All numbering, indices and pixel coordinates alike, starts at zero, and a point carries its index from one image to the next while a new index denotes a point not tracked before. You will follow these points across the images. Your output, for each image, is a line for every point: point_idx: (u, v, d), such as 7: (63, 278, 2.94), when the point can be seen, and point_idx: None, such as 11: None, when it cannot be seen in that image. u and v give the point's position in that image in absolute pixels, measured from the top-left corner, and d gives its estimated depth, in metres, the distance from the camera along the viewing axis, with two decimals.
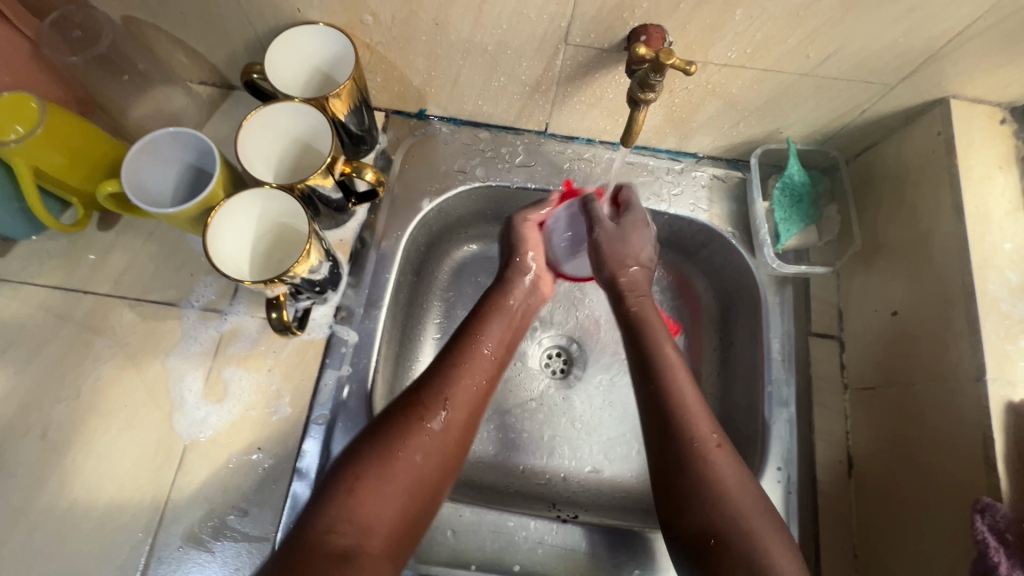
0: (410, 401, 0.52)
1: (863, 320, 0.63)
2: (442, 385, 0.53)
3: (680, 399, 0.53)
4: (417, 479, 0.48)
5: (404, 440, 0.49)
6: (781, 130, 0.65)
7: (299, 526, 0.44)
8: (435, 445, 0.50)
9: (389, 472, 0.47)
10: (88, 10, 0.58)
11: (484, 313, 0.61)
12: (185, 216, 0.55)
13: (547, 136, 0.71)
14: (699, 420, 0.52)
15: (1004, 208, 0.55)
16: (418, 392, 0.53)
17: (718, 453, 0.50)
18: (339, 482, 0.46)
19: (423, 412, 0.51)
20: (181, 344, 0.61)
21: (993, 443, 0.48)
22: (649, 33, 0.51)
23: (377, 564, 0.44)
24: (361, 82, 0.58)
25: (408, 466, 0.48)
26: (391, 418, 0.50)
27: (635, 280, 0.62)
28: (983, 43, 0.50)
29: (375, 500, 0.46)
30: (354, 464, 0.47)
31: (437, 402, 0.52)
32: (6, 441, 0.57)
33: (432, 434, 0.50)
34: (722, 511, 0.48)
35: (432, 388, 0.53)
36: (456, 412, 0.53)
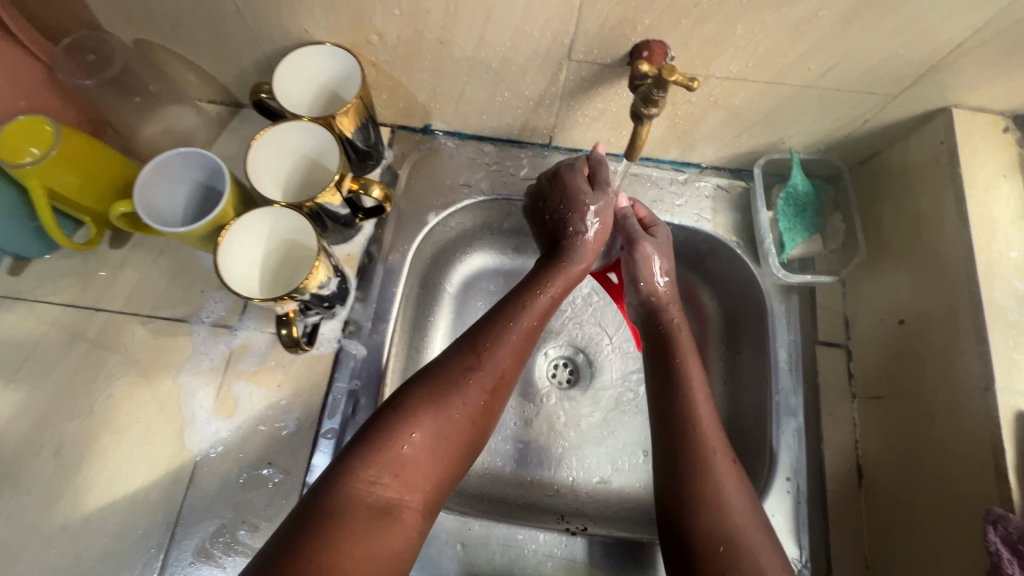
0: (468, 362, 0.52)
1: (871, 328, 0.63)
2: (497, 346, 0.54)
3: (693, 410, 0.54)
4: (461, 439, 0.50)
5: (457, 401, 0.50)
6: (784, 140, 0.65)
7: (348, 472, 0.45)
8: (480, 410, 0.51)
9: (436, 431, 0.49)
10: (101, 33, 0.59)
11: (545, 273, 0.60)
12: (196, 235, 0.56)
13: (551, 148, 0.72)
14: (709, 432, 0.53)
15: (1008, 216, 0.55)
16: (475, 354, 0.53)
17: (726, 464, 0.51)
18: (386, 433, 0.47)
19: (475, 374, 0.52)
20: (192, 360, 0.62)
21: (1003, 452, 0.48)
22: (651, 49, 0.51)
23: (413, 520, 0.46)
24: (367, 99, 0.59)
25: (453, 428, 0.49)
26: (447, 375, 0.51)
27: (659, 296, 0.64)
28: (983, 53, 0.51)
29: (422, 460, 0.47)
30: (410, 417, 0.48)
31: (491, 367, 0.53)
32: (20, 458, 0.58)
33: (479, 396, 0.51)
34: (727, 521, 0.48)
35: (487, 349, 0.53)
36: (505, 375, 0.54)
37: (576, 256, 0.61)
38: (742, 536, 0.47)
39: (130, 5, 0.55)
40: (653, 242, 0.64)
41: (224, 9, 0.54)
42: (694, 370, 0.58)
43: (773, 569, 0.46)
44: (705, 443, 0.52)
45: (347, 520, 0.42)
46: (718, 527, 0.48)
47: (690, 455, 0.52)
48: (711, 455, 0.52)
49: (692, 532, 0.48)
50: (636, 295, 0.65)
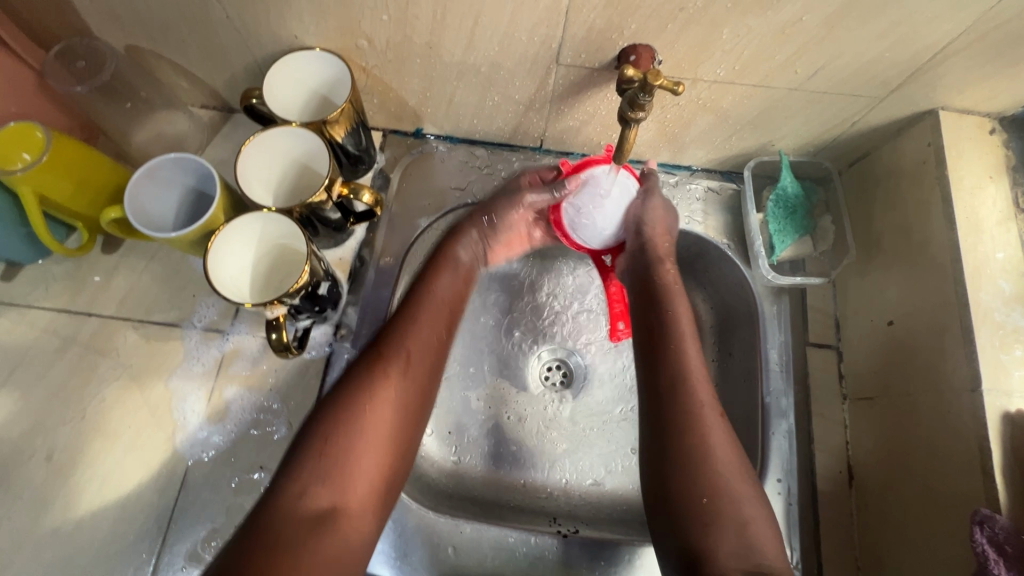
0: (371, 356, 0.53)
1: (861, 330, 0.63)
2: (401, 338, 0.55)
3: (682, 372, 0.54)
4: (387, 431, 0.50)
5: (370, 395, 0.50)
6: (773, 142, 0.66)
7: (274, 496, 0.45)
8: (399, 398, 0.52)
9: (355, 429, 0.49)
10: (92, 40, 0.60)
11: (435, 262, 0.63)
12: (186, 240, 0.56)
13: (543, 151, 0.72)
14: (701, 390, 0.53)
15: (994, 217, 0.55)
16: (376, 347, 0.54)
17: (716, 423, 0.51)
18: (309, 448, 0.47)
19: (385, 365, 0.52)
20: (183, 364, 0.62)
21: (990, 452, 0.48)
22: (638, 53, 0.52)
23: (358, 516, 0.47)
24: (358, 104, 0.59)
25: (378, 423, 0.50)
26: (353, 374, 0.52)
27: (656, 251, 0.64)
28: (967, 56, 0.51)
29: (350, 461, 0.48)
30: (322, 425, 0.48)
31: (397, 355, 0.53)
32: (12, 464, 0.58)
33: (393, 386, 0.52)
34: (713, 476, 0.49)
35: (392, 342, 0.54)
36: (418, 363, 0.54)
37: (463, 244, 0.65)
38: (726, 490, 0.48)
39: (121, 12, 0.56)
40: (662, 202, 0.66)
41: (214, 15, 0.55)
42: (686, 327, 0.58)
43: (753, 522, 0.47)
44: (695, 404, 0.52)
45: (285, 535, 0.43)
46: (704, 483, 0.48)
47: (678, 417, 0.51)
48: (699, 411, 0.51)
49: (673, 489, 0.49)
50: (633, 244, 0.64)
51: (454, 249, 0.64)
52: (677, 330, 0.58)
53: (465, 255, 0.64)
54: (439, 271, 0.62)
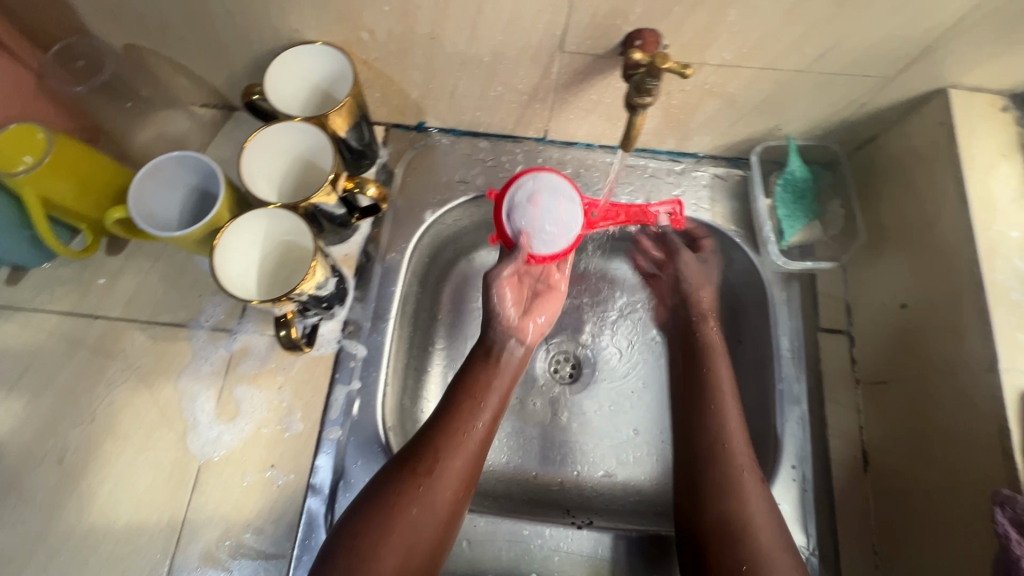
0: (404, 455, 0.53)
1: (873, 313, 0.63)
2: (435, 436, 0.53)
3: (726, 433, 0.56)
4: (418, 533, 0.49)
5: (400, 494, 0.50)
6: (780, 126, 0.65)
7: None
8: (428, 498, 0.50)
9: (384, 531, 0.48)
10: (91, 40, 0.59)
11: (475, 360, 0.60)
12: (191, 238, 0.56)
13: (546, 142, 0.72)
14: (741, 453, 0.55)
15: (1010, 195, 0.54)
16: (411, 446, 0.54)
17: (756, 489, 0.53)
18: (341, 540, 0.48)
19: (419, 464, 0.52)
20: (192, 364, 0.62)
21: (1009, 433, 0.47)
22: (643, 38, 0.50)
23: None
24: (360, 97, 0.59)
25: (407, 522, 0.49)
26: (389, 473, 0.52)
27: (702, 308, 0.69)
28: (979, 32, 0.50)
29: (376, 558, 0.47)
30: (353, 524, 0.49)
31: (429, 456, 0.52)
32: (23, 467, 0.58)
33: (427, 486, 0.51)
34: (745, 535, 0.50)
35: (427, 440, 0.53)
36: (455, 464, 0.52)
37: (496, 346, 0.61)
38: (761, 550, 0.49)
39: (118, 10, 0.55)
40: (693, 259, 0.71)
41: (213, 10, 0.54)
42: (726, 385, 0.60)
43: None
44: (729, 462, 0.54)
45: None
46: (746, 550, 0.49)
47: (718, 475, 0.54)
48: (738, 474, 0.53)
49: (711, 538, 0.51)
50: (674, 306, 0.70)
51: (489, 355, 0.60)
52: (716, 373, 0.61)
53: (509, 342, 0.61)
54: (472, 365, 0.59)
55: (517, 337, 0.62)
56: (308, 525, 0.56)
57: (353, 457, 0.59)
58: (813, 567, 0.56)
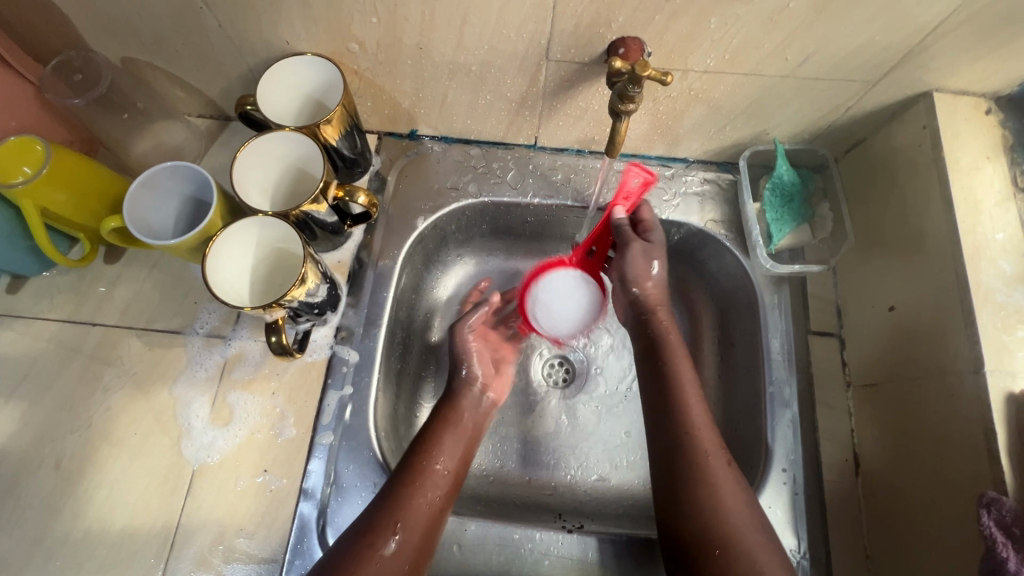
0: (363, 531, 0.51)
1: (862, 316, 0.63)
2: (393, 513, 0.52)
3: (687, 417, 0.55)
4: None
5: (353, 571, 0.48)
6: (767, 131, 0.65)
7: None
8: (384, 571, 0.49)
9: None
10: (88, 53, 0.61)
11: (436, 424, 0.61)
12: (185, 247, 0.57)
13: (537, 148, 0.72)
14: (705, 433, 0.54)
15: (993, 198, 0.55)
16: (368, 521, 0.52)
17: (724, 467, 0.52)
18: None
19: (377, 539, 0.50)
20: (187, 370, 0.63)
21: (995, 436, 0.47)
22: (626, 46, 0.52)
23: None
24: (351, 107, 0.60)
25: None
26: (339, 550, 0.50)
27: (654, 296, 0.65)
28: (959, 37, 0.51)
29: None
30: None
31: (389, 532, 0.51)
32: (20, 473, 0.59)
33: (383, 565, 0.49)
34: (720, 524, 0.49)
35: (384, 513, 0.52)
36: (412, 541, 0.51)
37: (466, 402, 0.65)
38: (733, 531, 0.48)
39: (115, 24, 0.57)
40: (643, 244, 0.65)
41: (206, 23, 0.55)
42: (683, 366, 0.59)
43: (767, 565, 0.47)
44: (689, 444, 0.53)
45: None
46: (718, 531, 0.48)
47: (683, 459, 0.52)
48: (701, 455, 0.52)
49: (681, 523, 0.50)
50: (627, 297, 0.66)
51: (456, 411, 0.63)
52: (673, 362, 0.59)
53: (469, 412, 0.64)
54: (433, 437, 0.59)
55: (482, 386, 0.67)
56: (300, 530, 0.57)
57: (346, 461, 0.60)
58: (804, 570, 0.56)
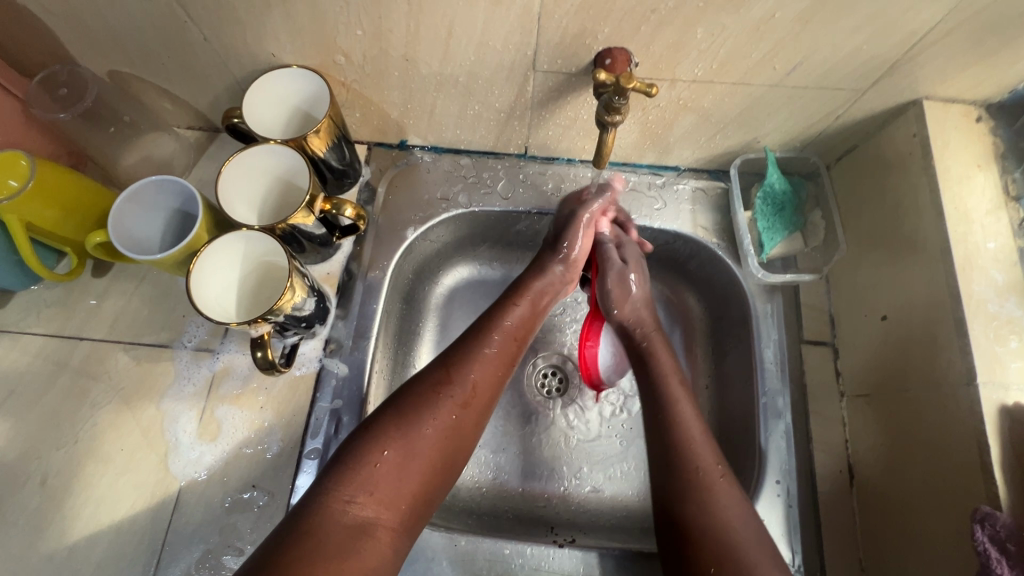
0: (438, 378, 0.53)
1: (855, 325, 0.62)
2: (467, 362, 0.54)
3: (686, 436, 0.53)
4: (441, 450, 0.49)
5: (426, 413, 0.50)
6: (758, 139, 0.65)
7: (322, 495, 0.45)
8: (456, 422, 0.51)
9: (409, 448, 0.48)
10: (74, 68, 0.61)
11: (519, 288, 0.63)
12: (171, 261, 0.56)
13: (527, 157, 0.72)
14: (703, 452, 0.52)
15: (984, 207, 0.54)
16: (444, 370, 0.53)
17: (723, 486, 0.50)
18: (362, 455, 0.47)
19: (447, 389, 0.52)
20: (174, 385, 0.62)
21: (989, 449, 0.47)
22: (613, 56, 0.52)
23: (393, 538, 0.45)
24: (338, 118, 0.60)
25: (428, 443, 0.49)
26: (415, 392, 0.51)
27: (641, 317, 0.65)
28: (947, 45, 0.50)
29: (397, 475, 0.47)
30: (379, 438, 0.48)
31: (463, 381, 0.53)
32: (5, 492, 0.58)
33: (453, 410, 0.51)
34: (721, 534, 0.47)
35: (458, 365, 0.54)
36: (481, 390, 0.54)
37: (551, 277, 0.65)
38: (735, 550, 0.46)
39: (99, 37, 0.56)
40: (619, 270, 0.66)
41: (191, 37, 0.55)
42: (678, 387, 0.58)
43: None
44: (687, 462, 0.52)
45: (325, 538, 0.42)
46: (717, 549, 0.46)
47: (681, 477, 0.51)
48: (701, 473, 0.51)
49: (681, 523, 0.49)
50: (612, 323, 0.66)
51: (538, 279, 0.64)
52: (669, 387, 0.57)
53: (545, 285, 0.64)
54: (505, 304, 0.61)
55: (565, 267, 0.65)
56: None
57: None
58: None
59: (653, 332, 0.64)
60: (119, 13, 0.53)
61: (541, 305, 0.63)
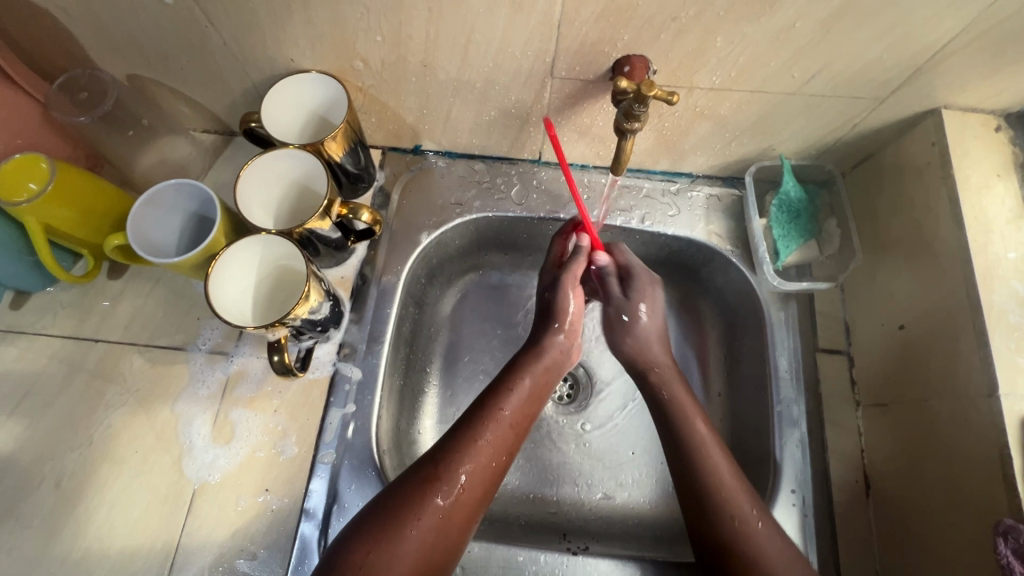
0: (427, 474, 0.51)
1: (872, 334, 0.62)
2: (460, 456, 0.52)
3: (714, 471, 0.53)
4: (429, 552, 0.48)
5: (415, 514, 0.48)
6: (774, 147, 0.65)
7: None
8: (445, 521, 0.49)
9: (396, 550, 0.46)
10: (95, 72, 0.61)
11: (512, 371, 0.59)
12: (189, 264, 0.57)
13: (541, 163, 0.72)
14: (728, 479, 0.53)
15: (1004, 216, 0.54)
16: (434, 464, 0.51)
17: (749, 512, 0.51)
18: (347, 557, 0.46)
19: (437, 486, 0.50)
20: (189, 388, 0.62)
21: (1011, 461, 0.46)
22: (632, 63, 0.52)
23: None
24: (355, 123, 0.60)
25: (416, 546, 0.47)
26: (406, 487, 0.50)
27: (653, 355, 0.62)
28: (968, 54, 0.50)
29: None
30: (365, 541, 0.47)
31: (453, 478, 0.50)
32: (19, 493, 0.58)
33: (441, 507, 0.49)
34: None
35: (449, 459, 0.51)
36: (473, 484, 0.51)
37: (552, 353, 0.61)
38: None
39: (120, 41, 0.57)
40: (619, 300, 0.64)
41: (212, 42, 0.55)
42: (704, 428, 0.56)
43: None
44: (709, 492, 0.52)
45: None
46: None
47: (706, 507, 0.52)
48: (726, 504, 0.51)
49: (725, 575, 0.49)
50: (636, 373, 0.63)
51: (536, 359, 0.60)
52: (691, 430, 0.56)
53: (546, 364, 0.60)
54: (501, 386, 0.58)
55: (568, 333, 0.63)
56: (301, 551, 0.56)
57: (347, 482, 0.59)
58: None
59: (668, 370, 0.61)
60: (141, 17, 0.53)
61: (544, 386, 0.59)
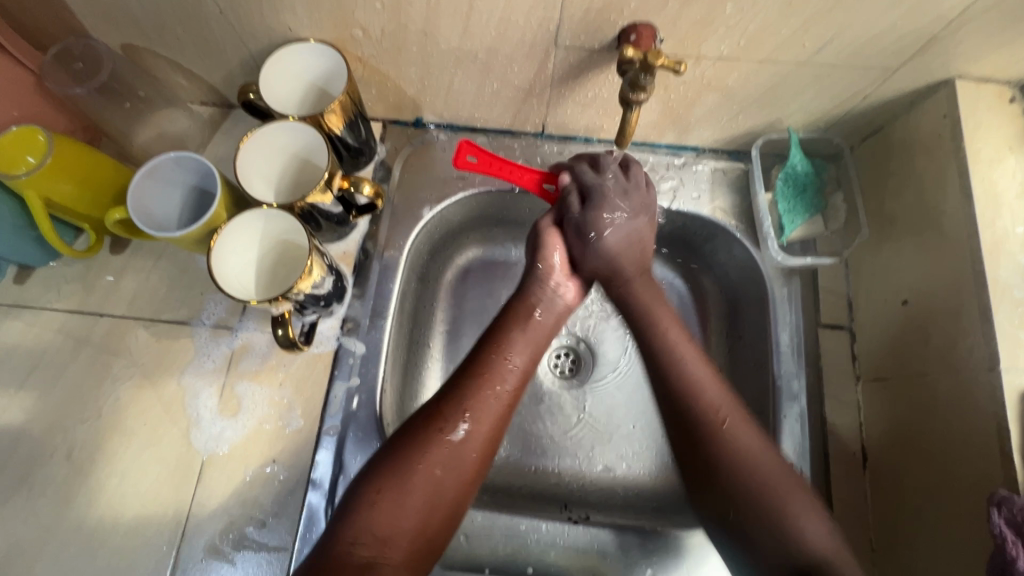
0: (430, 412, 0.53)
1: (875, 309, 0.62)
2: (462, 397, 0.53)
3: (698, 388, 0.55)
4: (440, 487, 0.49)
5: (424, 452, 0.50)
6: (782, 119, 0.64)
7: (329, 537, 0.46)
8: (452, 454, 0.51)
9: (408, 484, 0.48)
10: (89, 42, 0.60)
11: (508, 318, 0.61)
12: (189, 238, 0.56)
13: (545, 136, 0.71)
14: (714, 398, 0.54)
15: (1014, 190, 0.53)
16: (438, 405, 0.53)
17: (730, 427, 0.53)
18: (363, 495, 0.48)
19: (443, 425, 0.52)
20: (195, 361, 0.63)
21: (1008, 435, 0.47)
22: (638, 32, 0.50)
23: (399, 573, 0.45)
24: (355, 95, 0.59)
25: (429, 480, 0.49)
26: (413, 426, 0.52)
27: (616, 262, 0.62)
28: (985, 23, 0.49)
29: (398, 512, 0.47)
30: (375, 477, 0.48)
31: (457, 416, 0.52)
32: (33, 463, 0.60)
33: (449, 444, 0.51)
34: (751, 484, 0.50)
35: (453, 402, 0.53)
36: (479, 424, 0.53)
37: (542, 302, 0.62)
38: (764, 491, 0.50)
39: (114, 10, 0.55)
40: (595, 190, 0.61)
41: (207, 9, 0.54)
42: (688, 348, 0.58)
43: (802, 518, 0.48)
44: (701, 412, 0.54)
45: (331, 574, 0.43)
46: (744, 492, 0.50)
47: (698, 429, 0.53)
48: (718, 424, 0.53)
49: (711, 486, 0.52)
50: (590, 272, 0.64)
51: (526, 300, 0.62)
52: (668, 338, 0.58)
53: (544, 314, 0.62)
54: (500, 335, 0.59)
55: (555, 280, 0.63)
56: (309, 520, 0.57)
57: (351, 453, 0.60)
58: None
59: (636, 279, 0.63)
60: None
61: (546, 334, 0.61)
